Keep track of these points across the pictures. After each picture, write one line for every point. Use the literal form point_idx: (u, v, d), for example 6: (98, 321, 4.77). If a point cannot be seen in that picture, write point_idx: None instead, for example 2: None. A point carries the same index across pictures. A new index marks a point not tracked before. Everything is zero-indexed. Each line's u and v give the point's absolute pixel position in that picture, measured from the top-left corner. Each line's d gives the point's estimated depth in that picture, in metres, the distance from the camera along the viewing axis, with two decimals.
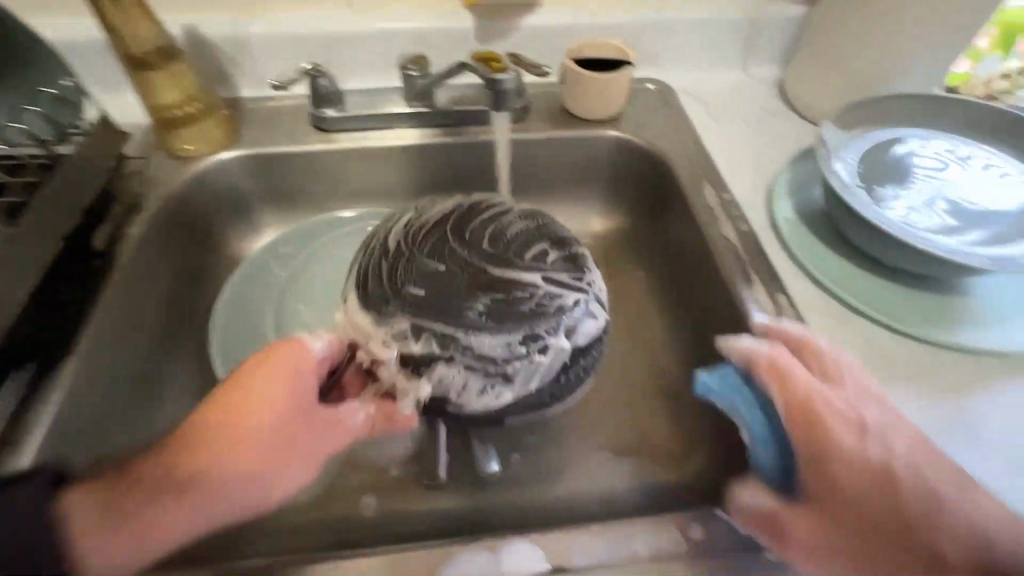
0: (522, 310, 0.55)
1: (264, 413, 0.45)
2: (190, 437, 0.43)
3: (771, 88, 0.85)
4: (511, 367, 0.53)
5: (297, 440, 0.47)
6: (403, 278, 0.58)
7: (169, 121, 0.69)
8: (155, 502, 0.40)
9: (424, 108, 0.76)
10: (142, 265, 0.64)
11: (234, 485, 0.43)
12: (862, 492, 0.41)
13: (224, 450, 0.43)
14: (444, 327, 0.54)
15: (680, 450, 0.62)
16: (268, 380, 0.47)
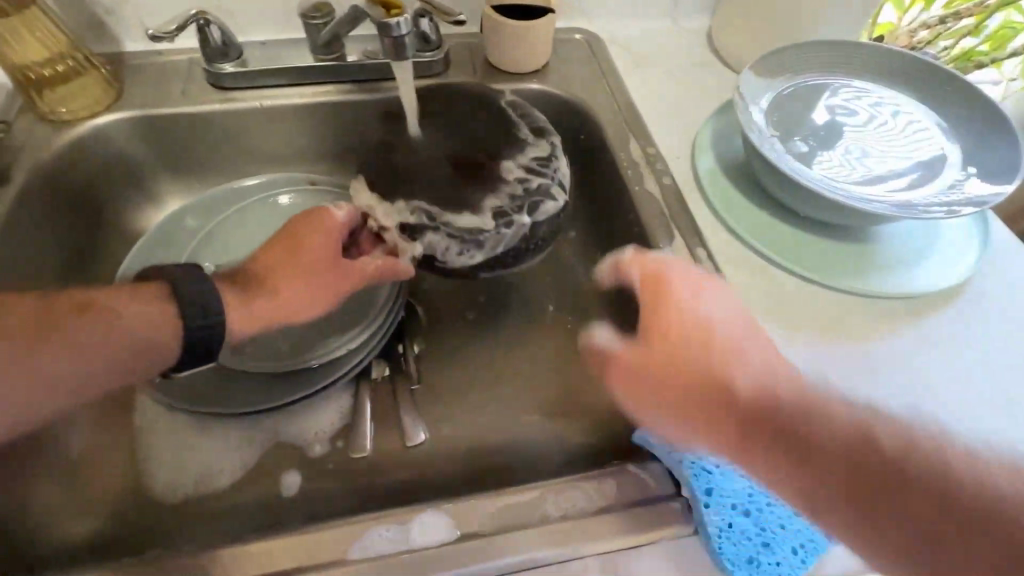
0: (501, 194, 0.63)
1: (314, 251, 0.52)
2: (264, 261, 0.51)
3: (701, 37, 0.84)
4: (491, 235, 0.60)
5: (338, 282, 0.52)
6: (404, 165, 0.64)
7: (38, 83, 0.62)
8: (243, 309, 0.48)
9: (331, 61, 0.69)
10: (19, 244, 0.58)
11: (290, 308, 0.50)
12: (693, 343, 0.43)
13: (285, 275, 0.50)
14: (437, 205, 0.62)
15: (609, 407, 0.61)
16: (311, 235, 0.52)
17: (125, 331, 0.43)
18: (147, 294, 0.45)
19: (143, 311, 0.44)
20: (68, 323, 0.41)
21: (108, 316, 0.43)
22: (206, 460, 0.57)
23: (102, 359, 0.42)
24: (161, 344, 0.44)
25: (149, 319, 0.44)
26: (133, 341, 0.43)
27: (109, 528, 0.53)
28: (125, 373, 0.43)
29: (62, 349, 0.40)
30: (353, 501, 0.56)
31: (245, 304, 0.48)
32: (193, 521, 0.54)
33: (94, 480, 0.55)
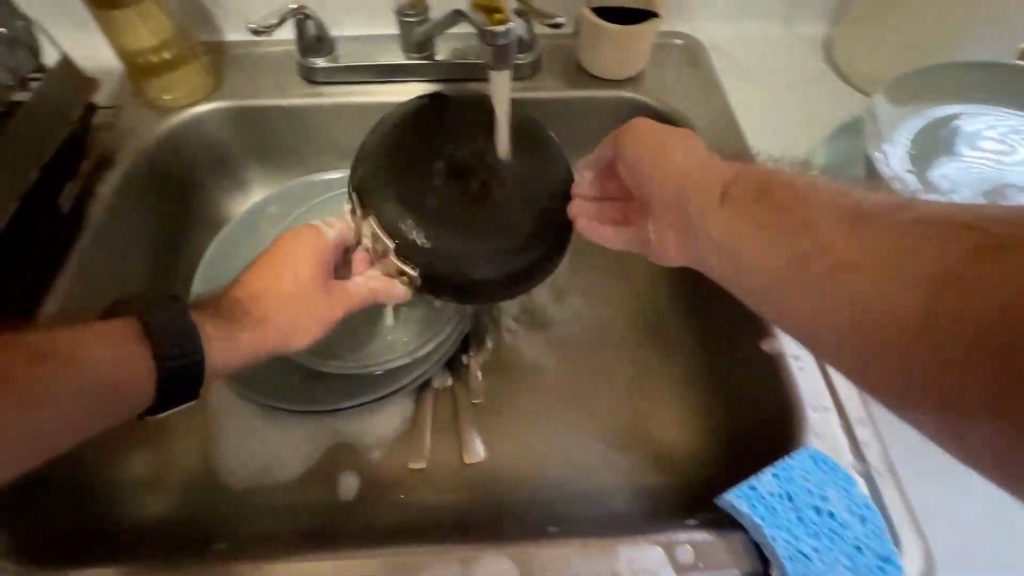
0: (513, 193, 0.48)
1: (299, 276, 0.51)
2: (250, 287, 0.50)
3: (817, 47, 0.76)
4: (502, 247, 0.47)
5: (325, 307, 0.52)
6: (391, 158, 0.49)
7: (146, 69, 0.64)
8: (227, 337, 0.48)
9: (421, 60, 0.68)
10: (118, 225, 0.60)
11: (274, 335, 0.50)
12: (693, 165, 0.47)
13: (270, 301, 0.50)
14: (432, 207, 0.47)
15: (681, 448, 0.57)
16: (294, 258, 0.51)
17: (95, 377, 0.42)
18: (113, 335, 0.44)
19: (114, 353, 0.43)
20: (34, 368, 0.40)
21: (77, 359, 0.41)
22: (271, 453, 0.58)
23: (75, 403, 0.41)
24: (134, 386, 0.43)
25: (119, 361, 0.43)
26: (108, 384, 0.42)
27: (178, 511, 0.55)
28: (98, 416, 0.42)
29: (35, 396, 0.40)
30: (406, 515, 0.55)
31: (227, 334, 0.48)
32: (255, 514, 0.55)
33: (167, 460, 0.57)
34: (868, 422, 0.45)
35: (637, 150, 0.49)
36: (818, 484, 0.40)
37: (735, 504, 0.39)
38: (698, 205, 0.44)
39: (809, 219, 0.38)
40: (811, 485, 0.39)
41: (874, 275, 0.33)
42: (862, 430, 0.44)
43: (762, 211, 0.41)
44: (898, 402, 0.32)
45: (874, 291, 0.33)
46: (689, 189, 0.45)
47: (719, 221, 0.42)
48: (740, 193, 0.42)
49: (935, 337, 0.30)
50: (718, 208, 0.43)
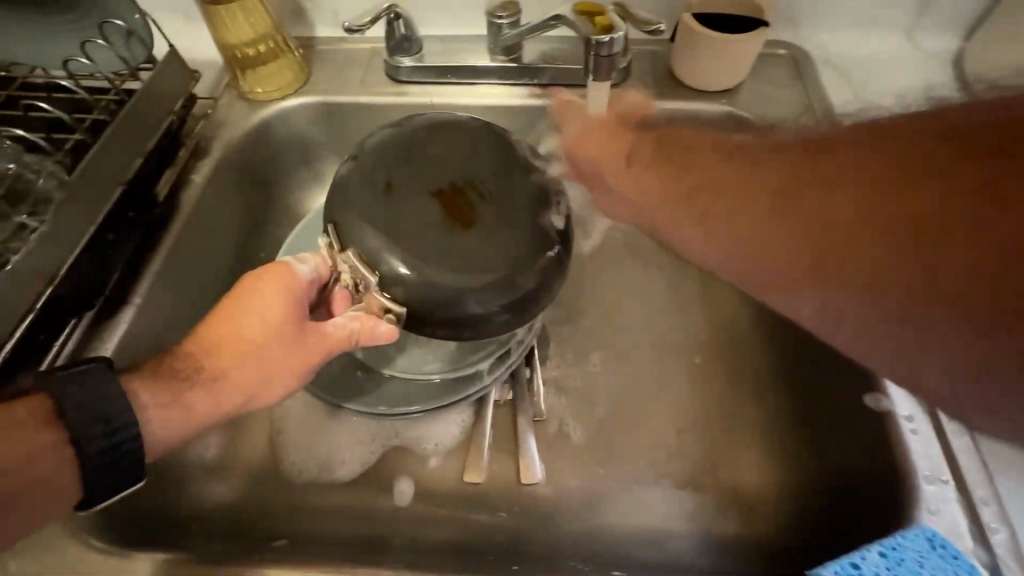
0: (497, 224, 0.45)
1: (264, 321, 0.45)
2: (210, 339, 0.45)
3: (945, 61, 0.68)
4: (483, 280, 0.44)
5: (298, 354, 0.46)
6: (373, 183, 0.47)
7: (242, 63, 0.66)
8: (176, 404, 0.42)
9: (509, 63, 0.66)
10: (208, 213, 0.63)
11: (241, 388, 0.45)
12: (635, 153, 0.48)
13: (228, 356, 0.44)
14: (412, 238, 0.45)
15: (755, 495, 0.53)
16: (258, 302, 0.46)
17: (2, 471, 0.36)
18: (11, 422, 0.37)
19: (21, 440, 0.36)
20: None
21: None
22: (330, 450, 0.59)
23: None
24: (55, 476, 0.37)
25: (30, 450, 0.36)
26: (23, 478, 0.36)
27: (240, 498, 0.56)
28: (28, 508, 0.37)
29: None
30: (459, 533, 0.54)
31: (177, 401, 0.42)
32: (312, 510, 0.56)
33: (235, 447, 0.59)
34: (994, 503, 0.39)
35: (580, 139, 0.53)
36: (934, 570, 0.35)
37: None
38: (617, 169, 0.49)
39: (695, 156, 0.42)
40: (927, 571, 0.35)
41: (734, 188, 0.37)
42: (987, 512, 0.39)
43: (657, 159, 0.45)
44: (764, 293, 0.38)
45: (732, 201, 0.37)
46: (619, 153, 0.50)
47: (630, 176, 0.47)
48: (651, 149, 0.47)
49: (777, 231, 0.34)
50: (631, 166, 0.47)
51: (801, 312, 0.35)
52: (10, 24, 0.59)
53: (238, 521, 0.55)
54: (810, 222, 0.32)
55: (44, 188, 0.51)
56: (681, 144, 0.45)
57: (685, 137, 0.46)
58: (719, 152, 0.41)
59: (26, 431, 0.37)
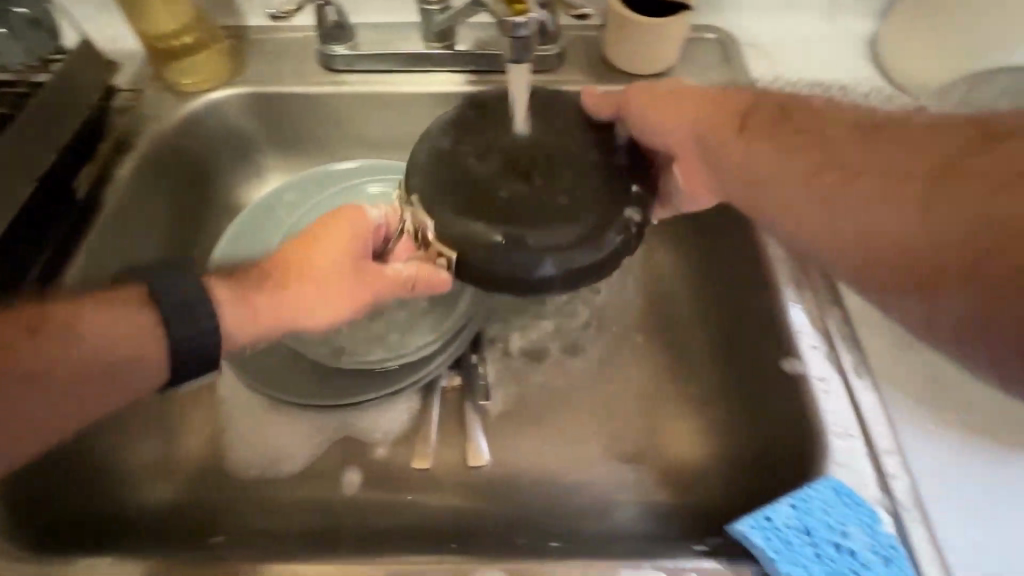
0: (570, 189, 0.45)
1: (333, 250, 0.47)
2: (284, 258, 0.47)
3: (861, 42, 0.71)
4: (559, 241, 0.43)
5: (358, 291, 0.47)
6: (444, 150, 0.48)
7: (166, 53, 0.64)
8: (237, 310, 0.44)
9: (440, 49, 0.66)
10: (135, 210, 0.61)
11: (294, 308, 0.46)
12: (704, 128, 0.48)
13: (295, 275, 0.46)
14: (485, 201, 0.44)
15: (695, 464, 0.55)
16: (331, 235, 0.47)
17: (90, 348, 0.40)
18: (121, 302, 0.42)
19: (106, 322, 0.41)
20: (28, 341, 0.39)
21: (69, 331, 0.40)
22: (278, 446, 0.58)
23: (68, 380, 0.40)
24: (137, 350, 0.41)
25: (129, 330, 0.41)
26: (119, 355, 0.41)
27: (180, 500, 0.55)
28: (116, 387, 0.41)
29: (24, 372, 0.39)
30: (410, 519, 0.54)
31: (236, 309, 0.44)
32: (258, 506, 0.55)
33: (176, 448, 0.58)
34: (897, 453, 0.42)
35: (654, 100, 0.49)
36: (839, 518, 0.37)
37: (748, 535, 0.37)
38: (719, 141, 0.48)
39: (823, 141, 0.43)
40: (831, 518, 0.37)
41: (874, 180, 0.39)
42: (890, 461, 0.41)
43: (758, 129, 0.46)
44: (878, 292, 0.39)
45: (872, 191, 0.39)
46: (693, 130, 0.49)
47: (736, 151, 0.47)
48: (761, 125, 0.46)
49: (924, 226, 0.36)
50: (740, 139, 0.47)
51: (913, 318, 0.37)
52: None
53: (180, 523, 0.54)
54: (972, 221, 0.34)
55: None
56: (807, 127, 0.45)
57: (798, 114, 0.46)
58: (860, 141, 0.42)
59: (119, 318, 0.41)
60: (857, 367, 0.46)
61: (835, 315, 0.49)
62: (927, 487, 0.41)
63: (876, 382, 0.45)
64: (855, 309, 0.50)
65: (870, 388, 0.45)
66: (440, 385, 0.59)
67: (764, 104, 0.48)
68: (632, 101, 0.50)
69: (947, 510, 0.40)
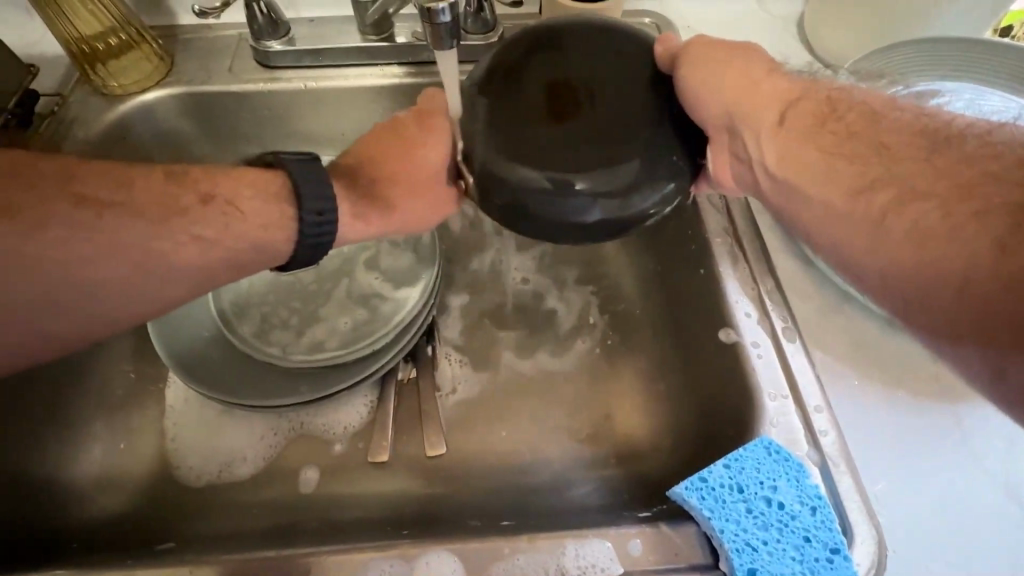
0: (615, 133, 0.37)
1: (411, 159, 0.48)
2: (375, 161, 0.48)
3: (790, 23, 0.74)
4: (609, 185, 0.37)
5: (415, 201, 0.49)
6: (474, 109, 0.40)
7: (91, 56, 0.62)
8: (351, 211, 0.47)
9: (379, 41, 0.66)
10: None
11: (388, 216, 0.49)
12: (749, 85, 0.43)
13: (386, 181, 0.48)
14: (521, 140, 0.37)
15: (646, 437, 0.56)
16: (409, 145, 0.47)
17: (236, 224, 0.43)
18: (265, 185, 0.45)
19: (258, 204, 0.44)
20: (199, 213, 0.43)
21: (227, 209, 0.43)
22: (232, 448, 0.57)
23: (215, 257, 0.44)
24: (271, 243, 0.44)
25: (268, 214, 0.44)
26: (254, 236, 0.44)
27: (132, 509, 0.54)
28: (241, 267, 0.45)
29: (188, 236, 0.42)
30: (370, 508, 0.54)
31: (354, 210, 0.48)
32: (213, 508, 0.54)
33: (124, 456, 0.57)
34: (826, 409, 0.44)
35: (706, 53, 0.42)
36: (769, 473, 0.40)
37: (686, 497, 0.39)
38: (751, 127, 0.42)
39: (871, 138, 0.38)
40: (761, 474, 0.39)
41: (931, 192, 0.35)
42: (819, 417, 0.44)
43: (767, 90, 0.43)
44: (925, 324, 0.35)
45: (925, 202, 0.35)
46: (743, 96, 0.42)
47: (768, 144, 0.41)
48: (813, 118, 0.41)
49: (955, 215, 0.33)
50: (784, 130, 0.41)
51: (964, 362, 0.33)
52: None
53: (130, 533, 0.53)
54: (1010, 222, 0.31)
55: None
56: (859, 128, 0.39)
57: (850, 114, 0.40)
58: (911, 148, 0.37)
59: (260, 204, 0.44)
60: (788, 332, 0.48)
61: (767, 282, 0.51)
62: (859, 446, 0.43)
63: (808, 348, 0.48)
64: (786, 277, 0.52)
65: (803, 352, 0.47)
66: (394, 381, 0.59)
67: (812, 95, 0.42)
68: (696, 52, 0.41)
69: (874, 463, 0.42)
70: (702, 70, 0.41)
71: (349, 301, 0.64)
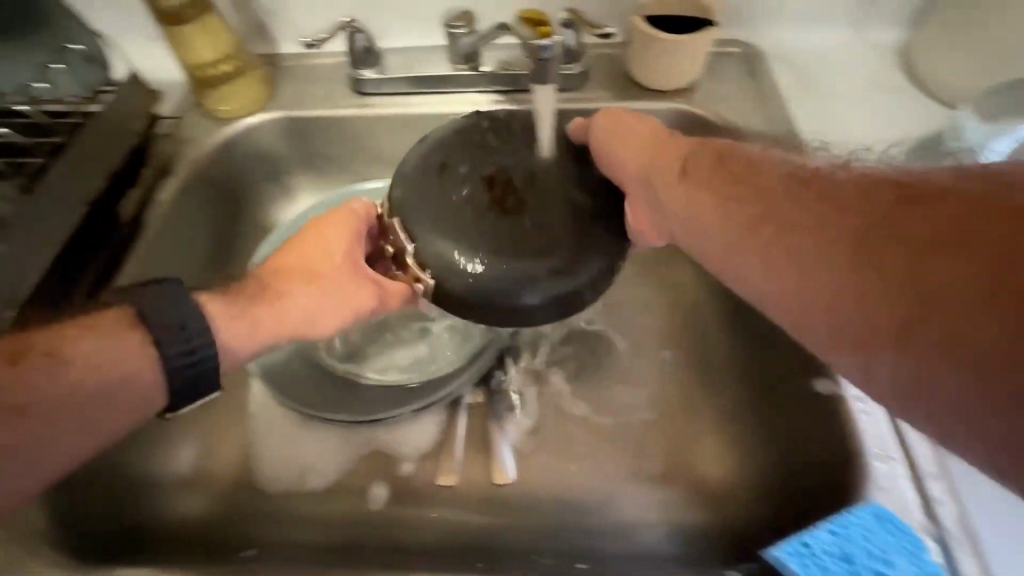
0: (541, 220, 0.44)
1: (333, 251, 0.51)
2: (288, 261, 0.51)
3: (893, 56, 0.71)
4: (540, 270, 0.43)
5: (342, 293, 0.50)
6: (430, 174, 0.46)
7: (206, 82, 0.67)
8: (245, 318, 0.47)
9: (467, 71, 0.68)
10: (175, 230, 0.63)
11: (299, 313, 0.49)
12: (669, 145, 0.46)
13: (295, 278, 0.50)
14: (455, 225, 0.44)
15: (725, 488, 0.54)
16: (328, 241, 0.51)
17: (79, 373, 0.41)
18: (102, 327, 0.42)
19: (102, 347, 0.42)
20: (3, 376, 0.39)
21: (54, 365, 0.41)
22: (306, 460, 0.59)
23: (58, 416, 0.40)
24: (139, 383, 0.42)
25: (118, 357, 0.42)
26: (108, 382, 0.41)
27: (215, 512, 0.57)
28: (99, 416, 0.42)
29: (15, 405, 0.39)
30: (437, 535, 0.54)
31: (246, 321, 0.47)
32: (287, 519, 0.56)
33: (208, 459, 0.59)
34: (942, 478, 0.41)
35: (607, 124, 0.47)
36: (881, 545, 0.36)
37: (784, 560, 0.37)
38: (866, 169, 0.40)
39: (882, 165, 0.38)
40: (872, 546, 0.36)
41: (800, 219, 0.36)
42: (934, 486, 0.40)
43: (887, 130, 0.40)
44: (822, 344, 0.35)
45: (797, 230, 0.36)
46: (662, 150, 0.46)
47: (680, 190, 0.43)
48: (702, 168, 0.44)
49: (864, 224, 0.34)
50: (675, 182, 0.44)
51: (871, 372, 0.32)
52: None
53: (215, 535, 0.55)
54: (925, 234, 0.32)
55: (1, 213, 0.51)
56: (740, 172, 0.41)
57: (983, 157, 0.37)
58: (786, 183, 0.39)
59: (105, 350, 0.42)
60: None
61: None
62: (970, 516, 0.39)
63: None
64: None
65: None
66: (464, 403, 0.59)
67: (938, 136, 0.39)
68: (610, 121, 0.48)
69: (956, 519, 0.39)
70: (616, 137, 0.47)
71: (412, 336, 0.63)
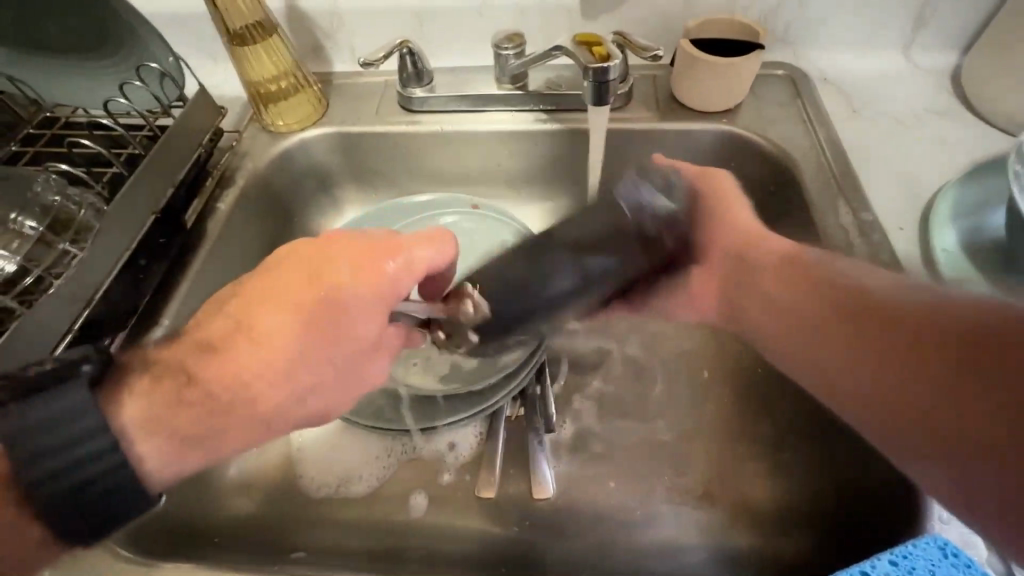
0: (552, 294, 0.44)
1: (315, 303, 0.42)
2: (252, 313, 0.42)
3: (940, 78, 0.70)
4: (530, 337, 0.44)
5: (332, 365, 0.43)
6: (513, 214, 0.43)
7: (264, 97, 0.69)
8: (171, 413, 0.39)
9: (515, 90, 0.70)
10: (233, 238, 0.66)
11: (252, 394, 0.41)
12: (750, 231, 0.52)
13: (255, 347, 0.41)
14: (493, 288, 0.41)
15: (770, 512, 0.53)
16: (307, 290, 0.42)
17: None
18: None
19: None
20: None
21: None
22: (350, 465, 0.61)
23: None
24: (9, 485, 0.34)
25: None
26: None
27: (260, 513, 0.58)
28: None
29: None
30: (474, 546, 0.54)
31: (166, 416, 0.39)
32: (330, 522, 0.57)
33: (254, 460, 0.61)
34: None
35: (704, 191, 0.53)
36: None
37: None
38: None
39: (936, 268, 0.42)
40: None
41: (845, 305, 0.42)
42: None
43: None
44: (845, 406, 0.41)
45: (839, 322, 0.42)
46: (744, 233, 0.52)
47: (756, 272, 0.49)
48: (775, 252, 0.49)
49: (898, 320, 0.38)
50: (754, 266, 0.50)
51: (884, 438, 0.38)
52: (64, 70, 0.65)
53: (261, 534, 0.56)
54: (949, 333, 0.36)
55: (82, 218, 0.55)
56: (803, 261, 0.47)
57: None
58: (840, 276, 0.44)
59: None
60: None
61: None
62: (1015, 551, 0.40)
63: None
64: None
65: None
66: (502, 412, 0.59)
67: None
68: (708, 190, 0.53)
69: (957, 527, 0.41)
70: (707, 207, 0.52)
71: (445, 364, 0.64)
